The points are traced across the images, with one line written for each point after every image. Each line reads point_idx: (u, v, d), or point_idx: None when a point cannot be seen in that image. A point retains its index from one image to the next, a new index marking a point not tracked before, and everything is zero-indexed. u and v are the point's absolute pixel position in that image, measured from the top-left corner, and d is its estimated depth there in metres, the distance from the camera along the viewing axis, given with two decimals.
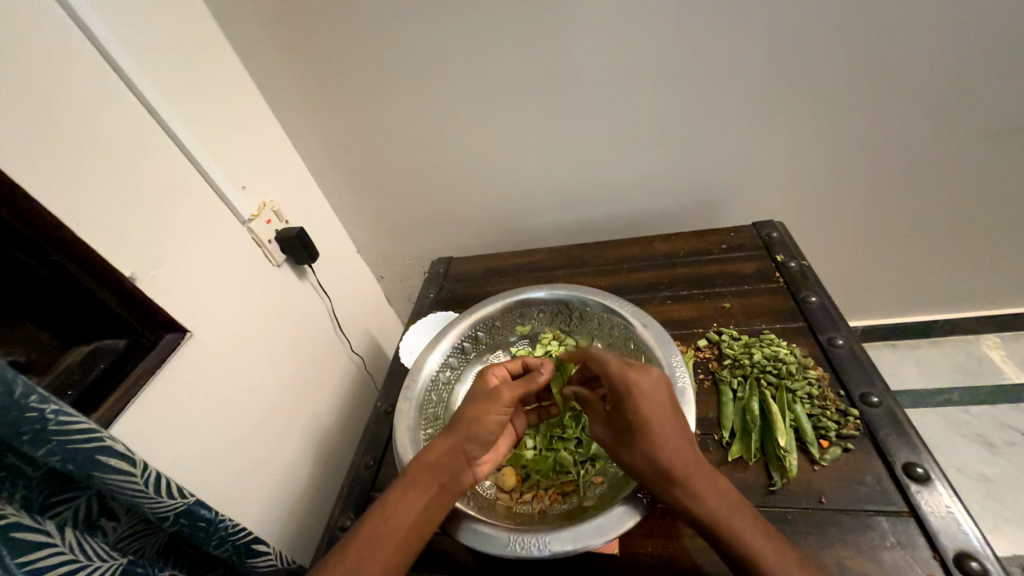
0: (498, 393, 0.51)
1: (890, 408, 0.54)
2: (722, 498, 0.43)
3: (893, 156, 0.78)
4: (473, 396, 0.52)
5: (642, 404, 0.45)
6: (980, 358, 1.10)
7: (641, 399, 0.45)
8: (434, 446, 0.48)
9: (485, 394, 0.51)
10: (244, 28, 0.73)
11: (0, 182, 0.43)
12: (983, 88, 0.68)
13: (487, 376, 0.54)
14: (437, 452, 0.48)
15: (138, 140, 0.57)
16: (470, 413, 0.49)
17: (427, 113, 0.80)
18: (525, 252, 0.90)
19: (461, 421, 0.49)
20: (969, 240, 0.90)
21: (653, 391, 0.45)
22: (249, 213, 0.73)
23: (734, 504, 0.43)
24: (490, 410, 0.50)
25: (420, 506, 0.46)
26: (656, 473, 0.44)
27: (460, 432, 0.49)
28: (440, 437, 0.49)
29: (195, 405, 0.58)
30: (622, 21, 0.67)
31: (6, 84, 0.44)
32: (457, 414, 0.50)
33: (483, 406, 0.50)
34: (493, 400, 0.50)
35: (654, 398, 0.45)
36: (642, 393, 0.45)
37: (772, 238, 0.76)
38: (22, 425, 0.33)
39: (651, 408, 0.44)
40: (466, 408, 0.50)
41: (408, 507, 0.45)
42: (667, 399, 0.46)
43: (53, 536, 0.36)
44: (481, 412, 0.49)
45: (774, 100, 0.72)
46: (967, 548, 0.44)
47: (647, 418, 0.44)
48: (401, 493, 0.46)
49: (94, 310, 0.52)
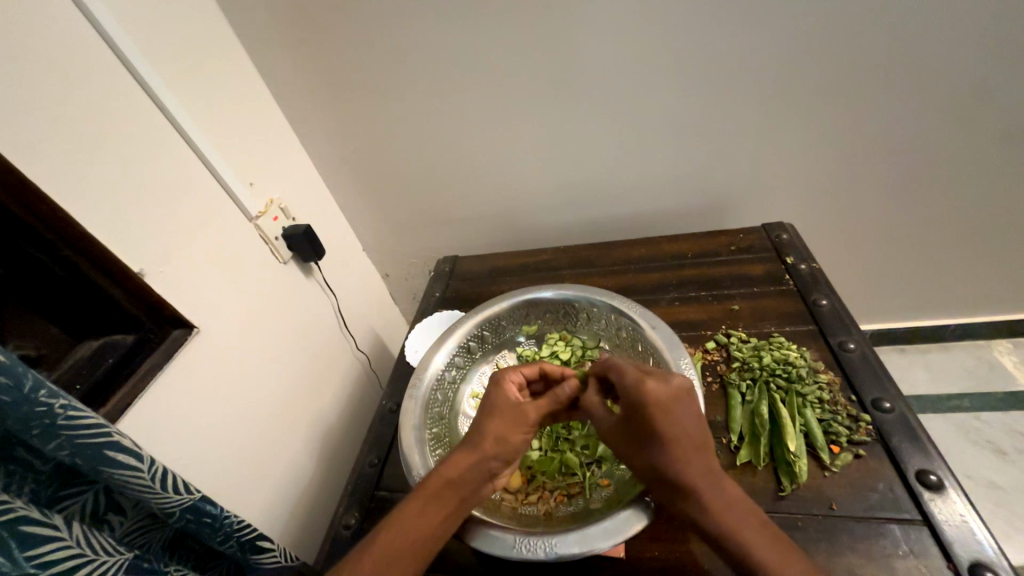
0: (524, 411, 0.51)
1: (903, 414, 0.53)
2: (746, 520, 0.41)
3: (907, 158, 0.77)
4: (500, 410, 0.50)
5: (667, 422, 0.44)
6: (991, 364, 1.08)
7: (667, 417, 0.44)
8: (456, 460, 0.48)
9: (509, 408, 0.50)
10: (253, 26, 0.73)
11: (14, 179, 0.43)
12: (998, 91, 0.67)
13: (504, 381, 0.53)
14: (459, 466, 0.47)
15: (149, 137, 0.57)
16: (497, 430, 0.49)
17: (435, 111, 0.80)
18: (531, 252, 0.89)
19: (485, 436, 0.49)
20: (982, 244, 0.89)
21: (680, 409, 0.44)
22: (256, 210, 0.73)
23: (759, 526, 0.41)
24: (516, 428, 0.50)
25: (440, 519, 0.46)
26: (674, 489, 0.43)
27: (483, 448, 0.48)
28: (461, 451, 0.49)
29: (202, 401, 0.58)
30: (632, 22, 0.66)
31: (19, 83, 0.45)
32: (479, 427, 0.50)
33: (511, 424, 0.50)
34: (520, 418, 0.50)
35: (679, 416, 0.44)
36: (667, 410, 0.44)
37: (782, 240, 0.75)
38: (31, 419, 0.33)
39: (675, 426, 0.44)
40: (490, 422, 0.50)
41: (430, 520, 0.45)
42: (694, 417, 0.45)
43: (61, 531, 0.36)
44: (507, 430, 0.49)
45: (785, 102, 0.71)
46: (982, 558, 0.43)
47: (670, 437, 0.43)
48: (421, 505, 0.46)
49: (102, 305, 0.52)
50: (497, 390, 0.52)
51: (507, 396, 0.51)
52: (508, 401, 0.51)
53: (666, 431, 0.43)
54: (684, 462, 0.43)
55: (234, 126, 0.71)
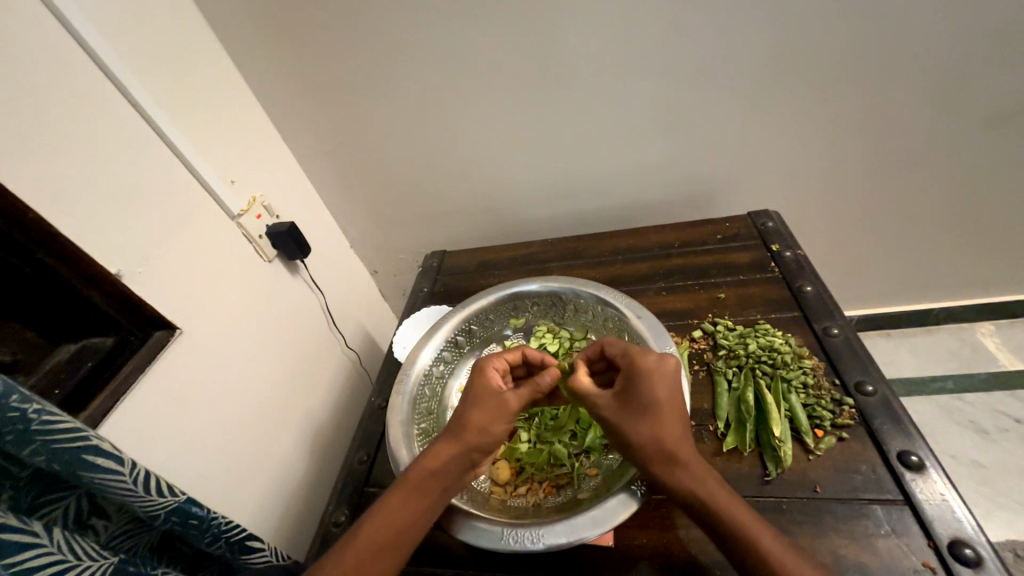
0: (504, 399, 0.49)
1: (885, 396, 0.54)
2: (725, 498, 0.42)
3: (889, 145, 0.77)
4: (478, 399, 0.49)
5: (653, 386, 0.46)
6: (974, 346, 1.10)
7: (654, 382, 0.46)
8: (438, 451, 0.47)
9: (492, 396, 0.49)
10: (231, 23, 0.72)
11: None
12: (977, 77, 0.68)
13: (488, 369, 0.52)
14: (441, 457, 0.47)
15: (125, 139, 0.56)
16: (477, 421, 0.48)
17: (420, 105, 0.79)
18: (519, 245, 0.89)
19: (467, 426, 0.48)
20: (964, 229, 0.90)
21: (667, 377, 0.47)
22: (238, 208, 0.72)
23: (737, 502, 0.42)
24: (499, 418, 0.48)
25: (424, 509, 0.46)
26: (657, 455, 0.44)
27: (465, 439, 0.47)
28: (443, 442, 0.48)
29: (187, 402, 0.58)
30: (615, 14, 0.66)
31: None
32: (461, 417, 0.49)
33: (491, 413, 0.48)
34: (502, 407, 0.49)
35: (665, 382, 0.46)
36: (655, 376, 0.47)
37: (768, 228, 0.76)
38: (4, 426, 0.32)
39: (661, 391, 0.46)
40: (471, 411, 0.48)
41: (413, 510, 0.45)
42: (676, 387, 0.47)
43: (42, 537, 0.35)
44: (488, 420, 0.48)
45: (768, 91, 0.71)
46: (961, 535, 0.44)
47: (657, 402, 0.45)
48: (404, 496, 0.46)
49: (79, 308, 0.51)
50: (482, 381, 0.51)
51: (490, 383, 0.50)
52: (490, 389, 0.50)
53: (651, 394, 0.46)
54: (665, 428, 0.45)
55: (213, 124, 0.70)
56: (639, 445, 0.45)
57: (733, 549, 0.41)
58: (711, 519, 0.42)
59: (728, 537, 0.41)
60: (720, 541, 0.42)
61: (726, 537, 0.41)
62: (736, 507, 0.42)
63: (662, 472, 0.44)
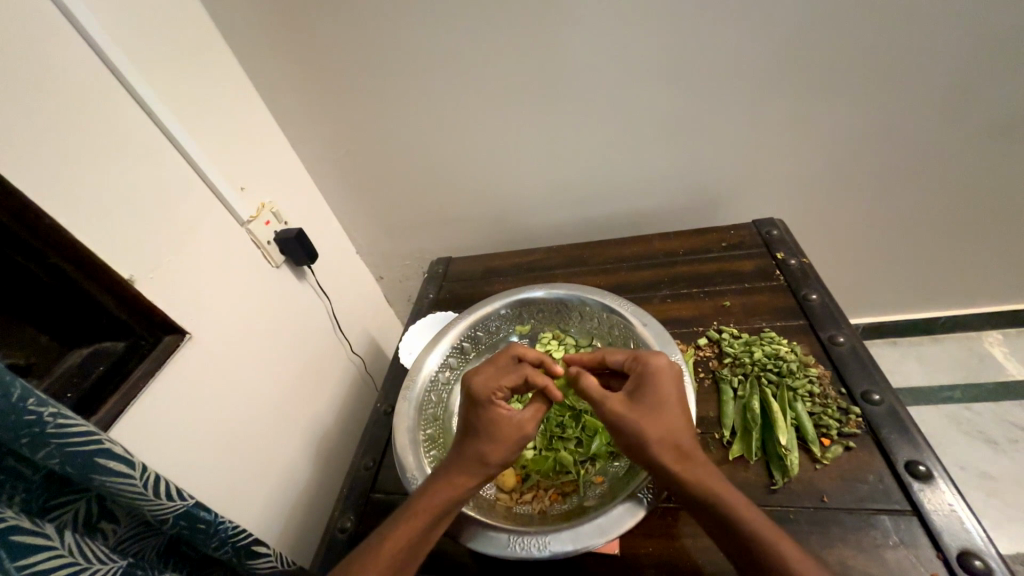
0: (520, 431, 0.49)
1: (891, 406, 0.54)
2: (744, 505, 0.43)
3: (894, 153, 0.77)
4: (491, 434, 0.48)
5: (665, 385, 0.48)
6: (982, 355, 1.09)
7: (662, 380, 0.48)
8: (454, 481, 0.47)
9: (508, 425, 0.48)
10: (246, 35, 0.73)
11: (12, 196, 0.44)
12: (980, 88, 0.69)
13: (491, 402, 0.49)
14: (458, 487, 0.47)
15: (139, 147, 0.57)
16: (493, 455, 0.48)
17: (427, 112, 0.80)
18: (525, 251, 0.89)
19: (484, 458, 0.48)
20: (971, 237, 0.90)
21: (672, 377, 0.49)
22: (248, 214, 0.73)
23: (752, 508, 0.43)
24: (513, 448, 0.48)
25: (440, 529, 0.47)
26: (670, 452, 0.45)
27: (482, 468, 0.48)
28: (461, 469, 0.48)
29: (196, 406, 0.58)
30: (620, 24, 0.67)
31: (13, 100, 0.45)
32: (477, 445, 0.48)
33: (507, 446, 0.48)
34: (518, 437, 0.48)
35: (672, 382, 0.48)
36: (663, 375, 0.49)
37: (772, 236, 0.76)
38: (20, 429, 0.32)
39: (671, 390, 0.48)
40: (489, 444, 0.48)
41: (432, 531, 0.46)
42: (680, 387, 0.49)
43: (53, 540, 0.36)
44: (505, 451, 0.48)
45: (772, 99, 0.72)
46: (971, 547, 0.44)
47: (667, 401, 0.47)
48: (422, 522, 0.46)
49: (92, 312, 0.51)
50: (495, 415, 0.49)
51: (502, 414, 0.49)
52: (504, 422, 0.48)
53: (660, 392, 0.47)
54: (677, 427, 0.46)
55: (223, 131, 0.71)
56: (652, 441, 0.45)
57: (748, 557, 0.40)
58: (729, 524, 0.42)
59: (746, 546, 0.41)
60: (738, 552, 0.41)
61: (744, 542, 0.41)
62: (755, 516, 0.42)
63: (678, 470, 0.44)
